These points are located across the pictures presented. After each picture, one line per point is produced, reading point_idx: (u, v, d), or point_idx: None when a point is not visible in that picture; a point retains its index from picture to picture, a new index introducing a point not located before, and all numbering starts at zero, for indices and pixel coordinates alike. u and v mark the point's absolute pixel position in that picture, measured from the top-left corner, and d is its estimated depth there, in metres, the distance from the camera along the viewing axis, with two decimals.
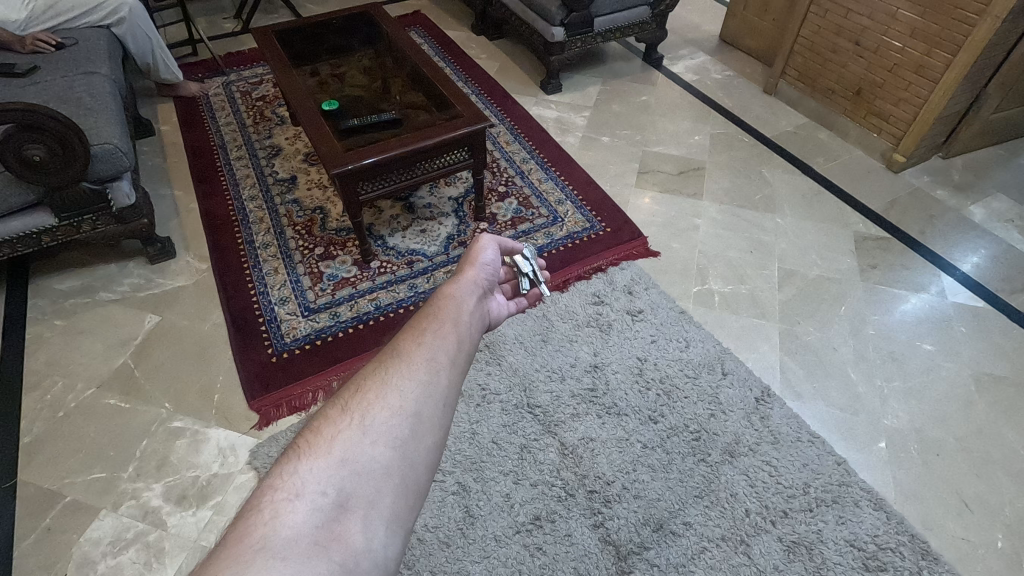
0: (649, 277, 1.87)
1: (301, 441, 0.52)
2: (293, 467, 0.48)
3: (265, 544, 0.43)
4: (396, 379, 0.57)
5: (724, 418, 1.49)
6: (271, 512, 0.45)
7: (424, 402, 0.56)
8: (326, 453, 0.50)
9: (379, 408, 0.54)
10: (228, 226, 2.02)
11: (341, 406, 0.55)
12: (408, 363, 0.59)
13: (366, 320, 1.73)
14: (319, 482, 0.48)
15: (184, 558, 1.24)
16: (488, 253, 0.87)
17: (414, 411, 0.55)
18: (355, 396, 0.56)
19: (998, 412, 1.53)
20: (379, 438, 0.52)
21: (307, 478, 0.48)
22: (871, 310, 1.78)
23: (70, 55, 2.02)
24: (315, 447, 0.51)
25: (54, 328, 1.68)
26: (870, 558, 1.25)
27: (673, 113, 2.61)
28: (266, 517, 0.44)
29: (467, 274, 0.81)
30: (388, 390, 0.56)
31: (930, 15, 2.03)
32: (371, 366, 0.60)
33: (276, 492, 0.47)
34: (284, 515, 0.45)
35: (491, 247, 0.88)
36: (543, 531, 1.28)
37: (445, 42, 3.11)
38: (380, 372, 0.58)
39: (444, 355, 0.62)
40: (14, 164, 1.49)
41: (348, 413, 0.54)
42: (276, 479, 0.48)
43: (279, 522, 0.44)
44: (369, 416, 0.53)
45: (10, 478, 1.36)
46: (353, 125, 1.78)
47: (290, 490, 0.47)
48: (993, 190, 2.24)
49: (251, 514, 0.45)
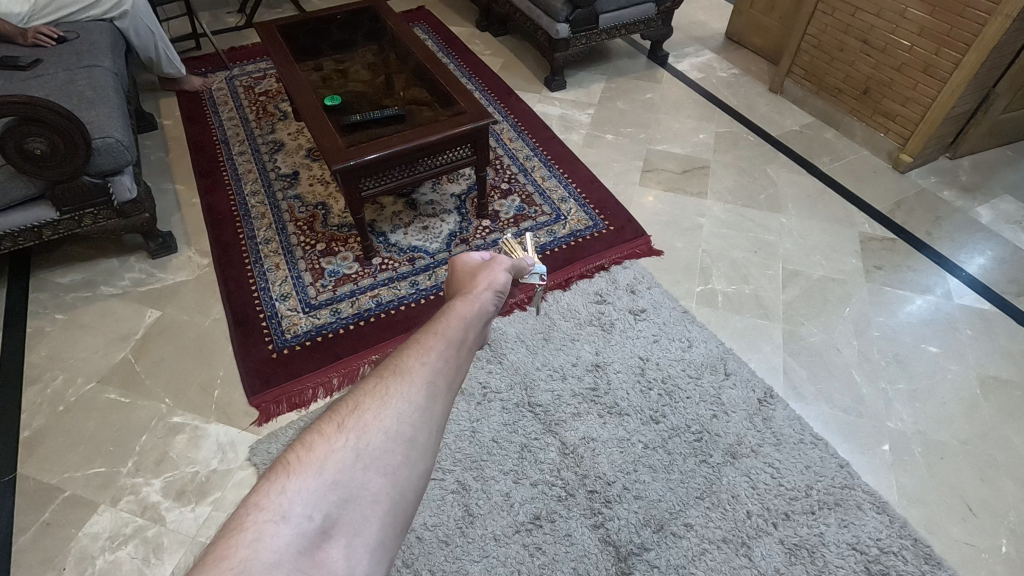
0: (651, 277, 1.85)
1: (290, 456, 0.51)
2: (281, 485, 0.47)
3: (244, 567, 0.42)
4: (394, 400, 0.57)
5: (726, 419, 1.48)
6: (255, 533, 0.44)
7: (419, 427, 0.56)
8: (317, 472, 0.49)
9: (375, 430, 0.53)
10: (230, 220, 2.01)
11: (338, 422, 0.54)
12: (408, 383, 0.59)
13: (366, 316, 1.73)
14: (306, 506, 0.47)
15: (184, 553, 1.24)
16: (500, 277, 0.82)
17: (408, 436, 0.54)
18: (352, 413, 0.55)
19: (1004, 415, 1.52)
20: (372, 464, 0.51)
21: (294, 499, 0.47)
22: (876, 311, 1.76)
23: (72, 48, 2.01)
24: (306, 465, 0.50)
25: (54, 322, 1.68)
26: (872, 562, 1.24)
27: (678, 111, 2.59)
28: (249, 538, 0.43)
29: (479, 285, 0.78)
30: (384, 411, 0.55)
31: (939, 14, 2.00)
32: (372, 381, 0.59)
33: (262, 512, 0.45)
34: (267, 538, 0.44)
35: (503, 274, 0.84)
36: (543, 531, 1.27)
37: (449, 38, 3.09)
38: (379, 390, 0.57)
39: (444, 380, 0.61)
40: (15, 157, 1.48)
41: (344, 432, 0.53)
42: (262, 496, 0.46)
43: (262, 545, 0.43)
44: (364, 438, 0.53)
45: (10, 472, 1.36)
46: (356, 121, 1.76)
47: (276, 511, 0.46)
48: (1000, 190, 2.22)
49: (233, 534, 0.44)
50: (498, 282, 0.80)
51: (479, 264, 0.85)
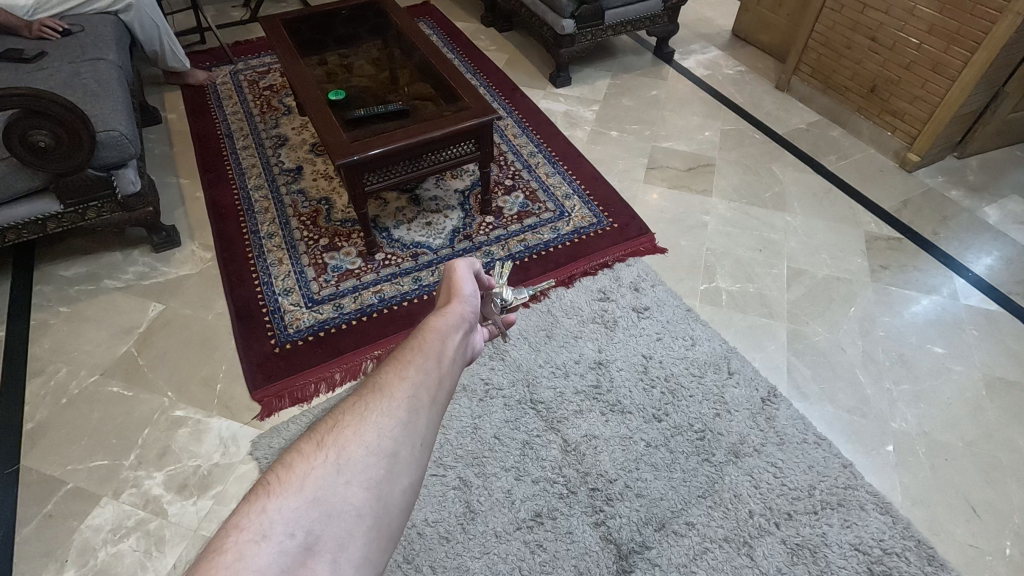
0: (655, 274, 1.85)
1: (271, 476, 0.50)
2: (261, 505, 0.47)
3: None
4: (375, 415, 0.57)
5: (730, 418, 1.48)
6: (235, 554, 0.43)
7: (402, 442, 0.56)
8: (297, 492, 0.49)
9: (356, 445, 0.53)
10: (234, 215, 2.01)
11: (317, 441, 0.54)
12: (388, 400, 0.58)
13: (370, 312, 1.72)
14: (287, 524, 0.46)
15: (184, 547, 1.24)
16: (468, 284, 0.82)
17: (391, 450, 0.54)
18: (332, 430, 0.55)
19: (1010, 416, 1.51)
20: (354, 478, 0.51)
21: (275, 519, 0.46)
22: (881, 311, 1.75)
23: (77, 41, 2.01)
24: (286, 484, 0.49)
25: (58, 315, 1.68)
26: (874, 563, 1.23)
27: (684, 108, 2.57)
28: (230, 559, 0.43)
29: (452, 308, 0.76)
30: (365, 426, 0.55)
31: (948, 12, 1.98)
32: (350, 400, 0.59)
33: (242, 533, 0.45)
34: (249, 557, 0.43)
35: (467, 275, 0.84)
36: (544, 528, 1.27)
37: (454, 33, 3.08)
38: (358, 408, 0.57)
39: (426, 393, 0.61)
40: (19, 149, 1.48)
41: (323, 449, 0.53)
42: (242, 517, 0.46)
43: (243, 565, 0.43)
44: (345, 454, 0.52)
45: (13, 464, 1.36)
46: (360, 115, 1.75)
47: (257, 530, 0.45)
48: (1007, 190, 2.20)
49: (213, 557, 0.43)
50: (468, 292, 0.81)
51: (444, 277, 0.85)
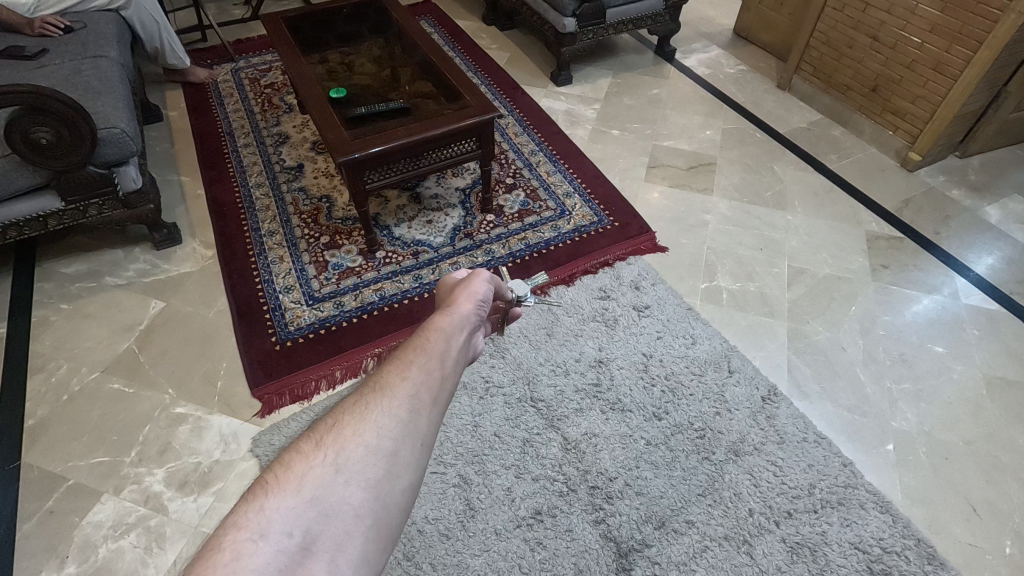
0: (656, 273, 1.84)
1: (269, 476, 0.50)
2: (259, 504, 0.47)
3: None
4: (375, 415, 0.57)
5: (730, 417, 1.48)
6: (233, 553, 0.43)
7: (401, 441, 0.56)
8: (296, 490, 0.49)
9: (355, 445, 0.53)
10: (235, 212, 2.01)
11: (316, 440, 0.54)
12: (389, 399, 0.58)
13: (370, 310, 1.72)
14: (285, 523, 0.46)
15: (185, 542, 1.24)
16: (482, 286, 0.83)
17: (391, 450, 0.55)
18: (331, 430, 0.55)
19: (1010, 416, 1.50)
20: (352, 477, 0.51)
21: (273, 518, 0.46)
22: (882, 310, 1.75)
23: (78, 38, 2.01)
24: (284, 484, 0.49)
25: (59, 312, 1.69)
26: (874, 561, 1.23)
27: (685, 107, 2.57)
28: (226, 559, 0.43)
29: (461, 308, 0.77)
30: (366, 426, 0.55)
31: (950, 10, 1.98)
32: (351, 399, 0.59)
33: (240, 531, 0.45)
34: (246, 557, 0.43)
35: (485, 280, 0.84)
36: (544, 526, 1.27)
37: (455, 32, 3.08)
38: (359, 407, 0.57)
39: (427, 393, 0.61)
40: (20, 146, 1.48)
41: (323, 449, 0.53)
42: (240, 516, 0.46)
43: (241, 564, 0.43)
44: (345, 454, 0.52)
45: (14, 460, 1.37)
46: (362, 113, 1.75)
47: (255, 529, 0.45)
48: (1009, 190, 2.19)
49: (211, 555, 0.43)
50: (481, 293, 0.81)
51: (458, 280, 0.86)
